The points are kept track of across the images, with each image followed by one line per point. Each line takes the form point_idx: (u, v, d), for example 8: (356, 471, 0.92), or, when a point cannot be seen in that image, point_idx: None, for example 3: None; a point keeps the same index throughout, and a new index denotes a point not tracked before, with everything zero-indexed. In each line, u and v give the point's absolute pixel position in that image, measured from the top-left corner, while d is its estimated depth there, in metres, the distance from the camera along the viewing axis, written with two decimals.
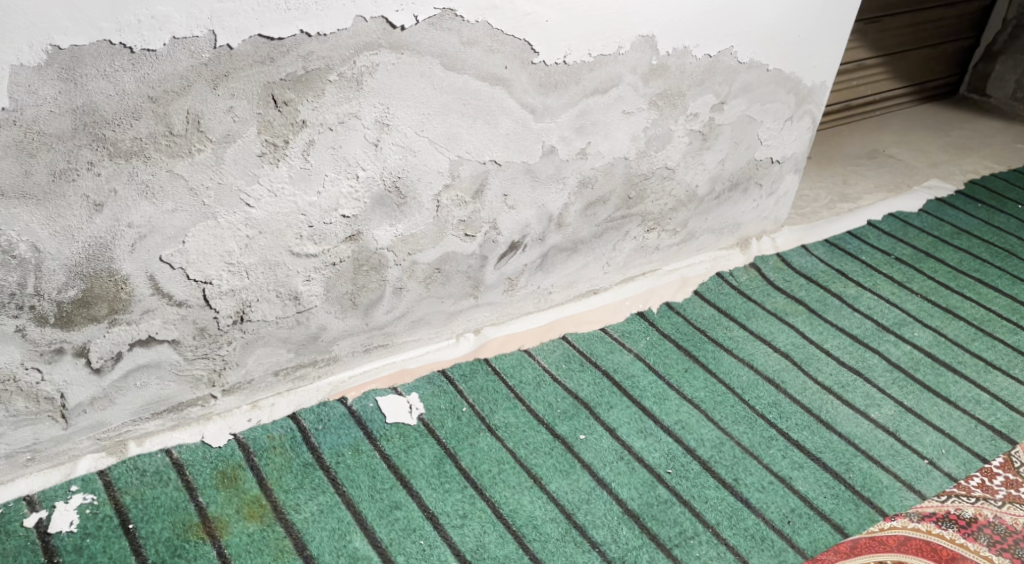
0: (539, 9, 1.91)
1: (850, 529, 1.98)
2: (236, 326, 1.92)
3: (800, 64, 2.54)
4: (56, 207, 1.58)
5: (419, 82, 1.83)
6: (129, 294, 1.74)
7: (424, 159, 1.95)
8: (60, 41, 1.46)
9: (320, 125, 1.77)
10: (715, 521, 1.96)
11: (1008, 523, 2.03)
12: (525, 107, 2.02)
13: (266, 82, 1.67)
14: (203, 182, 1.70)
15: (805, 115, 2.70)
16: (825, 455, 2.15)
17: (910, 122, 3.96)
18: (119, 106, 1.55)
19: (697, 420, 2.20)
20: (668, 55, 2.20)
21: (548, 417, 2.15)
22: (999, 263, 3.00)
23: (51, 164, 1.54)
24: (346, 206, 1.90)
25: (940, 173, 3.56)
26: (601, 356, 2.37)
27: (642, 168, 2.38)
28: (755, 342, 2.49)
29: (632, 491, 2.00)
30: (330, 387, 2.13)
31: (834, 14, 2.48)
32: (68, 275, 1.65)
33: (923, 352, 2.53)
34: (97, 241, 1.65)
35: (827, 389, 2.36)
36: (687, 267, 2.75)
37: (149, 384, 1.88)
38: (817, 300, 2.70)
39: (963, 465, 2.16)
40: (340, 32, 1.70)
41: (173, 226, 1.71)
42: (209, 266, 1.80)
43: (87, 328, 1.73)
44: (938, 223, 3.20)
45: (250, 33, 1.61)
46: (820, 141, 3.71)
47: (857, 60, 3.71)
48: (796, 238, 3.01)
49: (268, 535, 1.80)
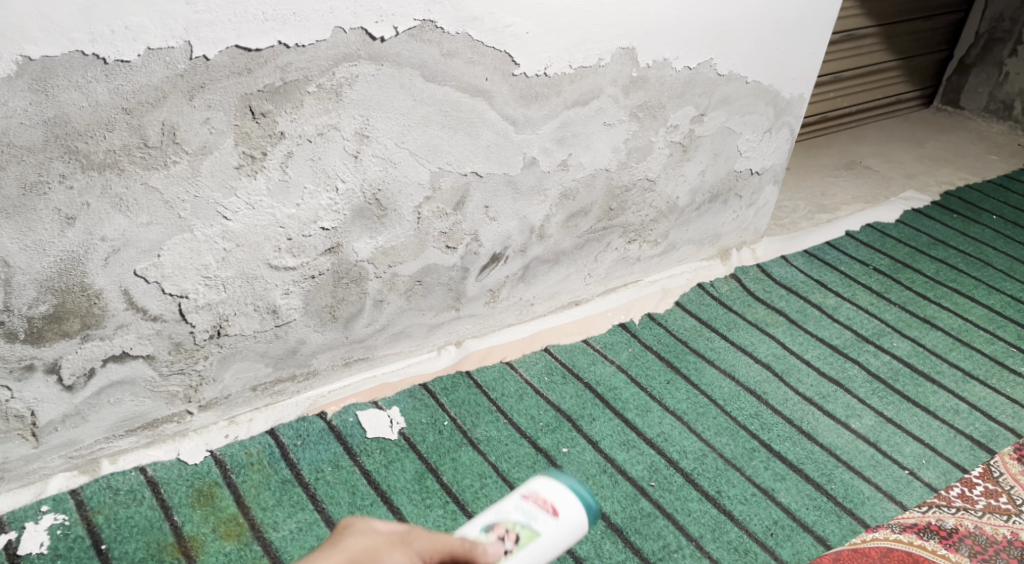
0: (519, 21, 1.90)
1: (832, 541, 1.97)
2: (213, 340, 1.88)
3: (780, 76, 2.55)
4: (27, 221, 1.54)
5: (399, 93, 1.82)
6: (102, 309, 1.71)
7: (404, 170, 1.93)
8: (31, 51, 1.43)
9: (298, 137, 1.75)
10: (698, 534, 1.95)
11: (989, 533, 2.02)
12: (505, 119, 2.01)
13: (244, 93, 1.65)
14: (179, 195, 1.67)
15: (783, 127, 2.70)
16: (807, 466, 2.15)
17: (886, 135, 4.00)
18: (92, 117, 1.52)
19: (679, 432, 2.19)
20: (648, 67, 2.20)
21: (530, 430, 2.13)
22: (975, 273, 3.02)
23: (22, 177, 1.50)
24: (326, 218, 1.88)
25: (916, 184, 3.59)
26: (584, 368, 2.35)
27: (622, 180, 2.38)
28: (736, 353, 2.49)
29: (615, 505, 1.98)
30: (309, 401, 2.11)
31: (813, 27, 2.50)
32: (38, 290, 1.61)
33: (902, 361, 2.54)
34: (69, 255, 1.61)
35: (808, 400, 2.36)
36: (669, 278, 2.76)
37: (122, 401, 1.85)
38: (797, 311, 2.70)
39: (943, 476, 2.16)
40: (319, 43, 1.68)
41: (148, 240, 1.68)
42: (185, 279, 1.77)
43: (58, 343, 1.69)
44: (915, 233, 3.22)
45: (227, 44, 1.59)
46: (797, 153, 3.74)
47: (835, 73, 3.72)
48: (775, 249, 3.02)
49: (245, 555, 1.76)
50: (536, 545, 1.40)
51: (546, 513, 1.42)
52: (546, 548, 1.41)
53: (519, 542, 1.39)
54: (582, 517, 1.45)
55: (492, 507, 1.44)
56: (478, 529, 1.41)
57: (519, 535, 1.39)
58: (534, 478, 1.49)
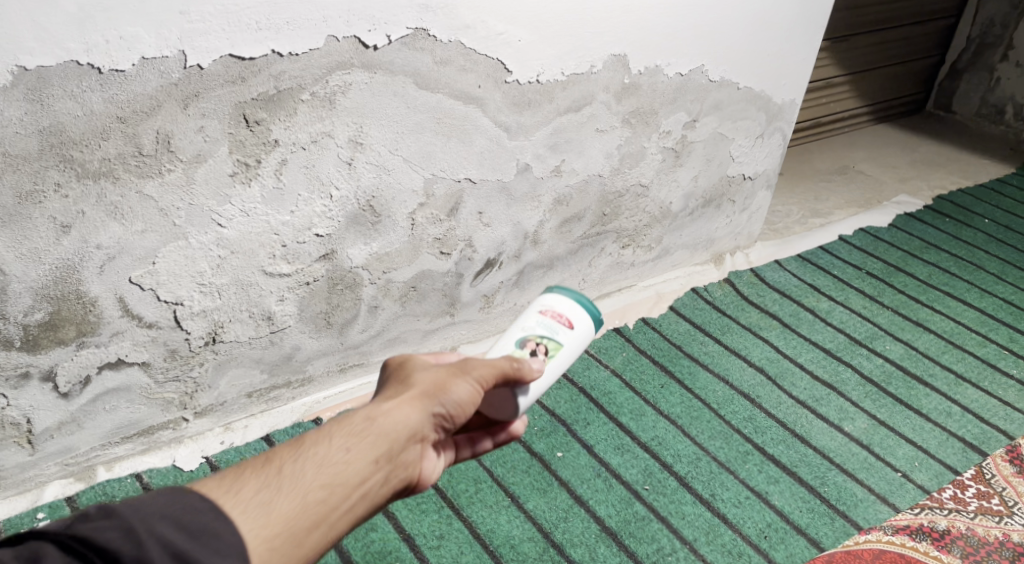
0: (511, 29, 1.92)
1: (826, 543, 1.98)
2: (208, 347, 1.89)
3: (771, 82, 2.57)
4: (22, 229, 1.55)
5: (393, 100, 1.83)
6: (98, 316, 1.71)
7: (398, 177, 1.94)
8: (26, 61, 1.44)
9: (292, 144, 1.76)
10: (692, 537, 1.96)
11: (981, 535, 2.03)
12: (498, 126, 2.03)
13: (238, 101, 1.66)
14: (173, 203, 1.68)
15: (775, 132, 2.72)
16: (800, 469, 2.16)
17: (879, 139, 4.03)
18: (88, 126, 1.54)
19: (673, 436, 2.21)
20: (640, 73, 2.22)
21: (525, 435, 2.15)
22: (968, 276, 3.03)
23: (18, 186, 1.51)
24: (321, 225, 1.89)
25: (909, 188, 3.61)
26: (578, 373, 2.36)
27: (615, 185, 2.40)
28: (730, 357, 2.51)
29: (610, 509, 1.99)
30: (305, 408, 2.12)
31: (804, 33, 2.52)
32: (34, 298, 1.62)
33: (895, 364, 2.55)
34: (64, 263, 1.62)
35: (801, 403, 2.37)
36: (663, 283, 2.77)
37: (118, 408, 1.85)
38: (791, 315, 2.72)
39: (936, 478, 2.18)
40: (312, 52, 1.69)
41: (143, 247, 1.69)
42: (180, 287, 1.78)
43: (54, 351, 1.70)
44: (907, 237, 3.24)
45: (221, 53, 1.60)
46: (790, 158, 3.76)
47: (826, 78, 3.74)
48: (769, 253, 3.04)
49: None
50: (562, 354, 1.57)
51: (563, 325, 1.59)
52: (569, 354, 1.59)
53: (549, 353, 1.56)
54: (592, 323, 1.62)
55: (516, 327, 1.61)
56: (508, 347, 1.57)
57: (547, 348, 1.56)
58: (544, 295, 1.65)
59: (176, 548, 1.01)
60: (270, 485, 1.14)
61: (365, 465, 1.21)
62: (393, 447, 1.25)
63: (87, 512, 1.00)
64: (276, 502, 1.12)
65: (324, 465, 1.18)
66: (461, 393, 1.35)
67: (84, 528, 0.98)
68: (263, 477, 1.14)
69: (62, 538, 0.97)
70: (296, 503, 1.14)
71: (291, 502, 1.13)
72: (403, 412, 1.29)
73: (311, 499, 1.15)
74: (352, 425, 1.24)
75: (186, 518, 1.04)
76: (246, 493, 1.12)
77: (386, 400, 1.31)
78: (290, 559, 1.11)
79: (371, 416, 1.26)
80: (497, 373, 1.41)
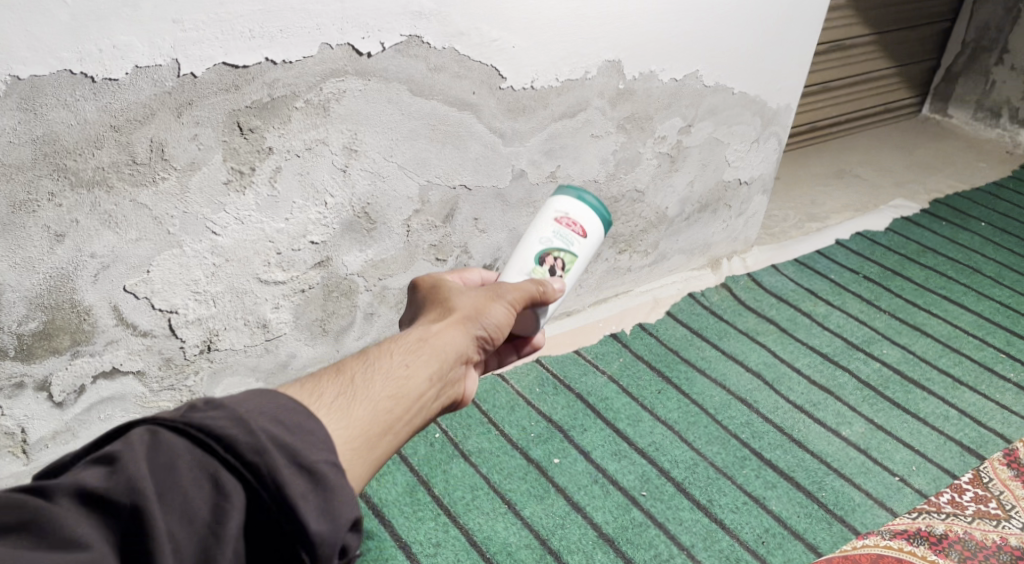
0: (505, 35, 1.92)
1: (823, 548, 1.97)
2: (203, 355, 1.89)
3: (766, 87, 2.57)
4: (16, 238, 1.55)
5: (387, 107, 1.83)
6: (92, 325, 1.71)
7: (393, 184, 1.94)
8: (20, 71, 1.43)
9: (286, 152, 1.76)
10: (689, 543, 1.95)
11: (979, 538, 2.02)
12: (493, 132, 2.03)
13: (232, 109, 1.66)
14: (167, 212, 1.68)
15: (771, 136, 2.73)
16: (798, 474, 2.16)
17: (875, 143, 4.03)
18: (81, 135, 1.53)
19: (670, 441, 2.20)
20: (634, 79, 2.22)
21: (522, 442, 2.14)
22: (964, 280, 3.04)
23: (11, 195, 1.51)
24: (315, 232, 1.89)
25: (905, 192, 3.62)
26: (575, 379, 2.36)
27: (611, 191, 2.40)
28: (727, 362, 2.50)
29: (607, 515, 1.99)
30: None
31: (798, 38, 2.53)
32: (27, 307, 1.62)
33: (892, 368, 2.55)
34: (58, 272, 1.62)
35: (798, 408, 2.37)
36: (659, 288, 2.78)
37: (113, 417, 1.85)
38: (787, 320, 2.72)
39: (933, 482, 2.17)
40: (306, 59, 1.69)
41: (137, 256, 1.69)
42: (175, 295, 1.78)
43: (48, 360, 1.70)
44: (904, 241, 3.25)
45: (214, 61, 1.60)
46: (786, 163, 3.77)
47: (823, 82, 3.75)
48: (765, 258, 3.04)
49: None
50: (577, 265, 1.62)
51: (577, 235, 1.62)
52: (583, 261, 1.64)
53: (565, 267, 1.61)
54: (602, 227, 1.66)
55: (531, 237, 1.63)
56: (528, 263, 1.61)
57: (564, 261, 1.61)
58: (553, 201, 1.66)
59: (282, 441, 0.94)
60: (345, 391, 1.11)
61: (429, 376, 1.21)
62: (450, 361, 1.25)
63: (194, 405, 0.95)
64: (354, 406, 1.10)
65: (392, 376, 1.16)
66: (499, 315, 1.37)
67: (194, 417, 0.93)
68: (337, 385, 1.11)
69: (176, 424, 0.93)
70: (373, 405, 1.11)
71: (369, 405, 1.11)
72: (453, 333, 1.29)
73: (385, 403, 1.13)
74: (406, 344, 1.23)
75: (286, 416, 0.97)
76: (326, 397, 1.09)
77: (432, 324, 1.30)
78: (373, 462, 1.08)
79: (423, 337, 1.26)
80: (526, 298, 1.45)
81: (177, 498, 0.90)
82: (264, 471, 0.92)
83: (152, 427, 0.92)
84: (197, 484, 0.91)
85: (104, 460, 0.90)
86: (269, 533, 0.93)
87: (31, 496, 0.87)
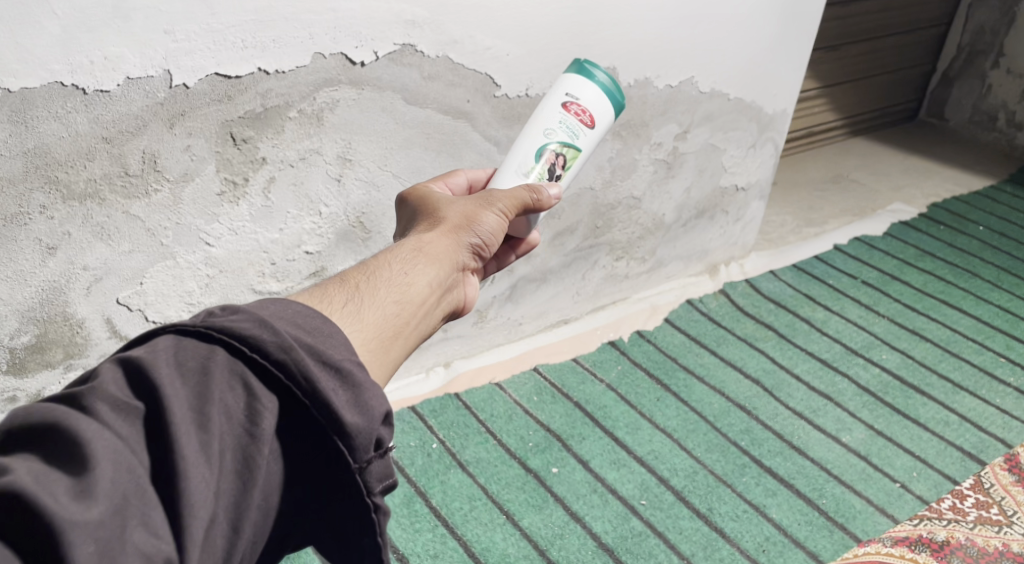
0: (499, 43, 1.91)
1: (825, 555, 1.96)
2: None
3: (762, 92, 2.57)
4: (7, 252, 1.53)
5: (381, 116, 1.83)
6: (85, 338, 1.70)
7: (388, 194, 1.94)
8: (10, 83, 1.42)
9: (280, 162, 1.76)
10: (690, 552, 1.94)
11: (981, 545, 2.01)
12: (488, 140, 2.03)
13: (224, 120, 1.65)
14: (160, 223, 1.67)
15: (767, 141, 2.73)
16: (798, 481, 2.15)
17: (872, 147, 4.04)
18: (73, 147, 1.52)
19: (670, 450, 2.19)
20: (630, 85, 2.21)
21: (520, 451, 2.13)
22: (963, 284, 3.03)
23: (2, 208, 1.50)
24: (310, 242, 1.89)
25: (902, 196, 3.61)
26: (573, 387, 2.35)
27: (607, 198, 2.39)
28: (726, 369, 2.49)
29: (606, 525, 1.97)
30: None
31: (793, 42, 2.53)
32: (20, 321, 1.61)
33: (892, 374, 2.54)
34: (50, 285, 1.61)
35: (798, 414, 2.36)
36: (658, 294, 2.76)
37: None
38: (786, 325, 2.71)
39: (934, 488, 2.16)
40: (299, 69, 1.69)
41: (130, 268, 1.68)
42: (169, 307, 1.77)
43: (41, 374, 1.69)
44: (902, 245, 3.24)
45: (207, 71, 1.59)
46: (782, 168, 3.77)
47: (818, 87, 3.75)
48: (763, 264, 3.04)
49: None
50: (579, 161, 1.51)
51: (583, 125, 1.50)
52: (586, 154, 1.52)
53: (567, 165, 1.50)
54: (610, 112, 1.53)
55: (533, 129, 1.50)
56: (528, 159, 1.48)
57: (567, 158, 1.49)
58: (563, 82, 1.51)
59: (309, 345, 0.88)
60: (351, 297, 1.07)
61: (432, 281, 1.18)
62: (448, 270, 1.22)
63: (211, 313, 0.88)
64: (366, 311, 1.07)
65: (394, 284, 1.13)
66: (491, 223, 1.32)
67: (214, 321, 0.86)
68: (344, 293, 1.08)
69: (198, 330, 0.85)
70: (382, 311, 1.08)
71: (379, 312, 1.08)
72: (447, 242, 1.26)
73: (394, 310, 1.10)
74: (403, 254, 1.19)
75: (301, 320, 0.92)
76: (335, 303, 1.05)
77: (425, 233, 1.26)
78: (390, 365, 1.06)
79: (420, 246, 1.22)
80: (519, 205, 1.37)
81: (206, 401, 0.82)
82: (294, 368, 0.85)
83: (172, 334, 0.85)
84: (227, 386, 0.84)
85: (122, 368, 0.82)
86: (305, 438, 0.87)
87: (48, 409, 0.77)
